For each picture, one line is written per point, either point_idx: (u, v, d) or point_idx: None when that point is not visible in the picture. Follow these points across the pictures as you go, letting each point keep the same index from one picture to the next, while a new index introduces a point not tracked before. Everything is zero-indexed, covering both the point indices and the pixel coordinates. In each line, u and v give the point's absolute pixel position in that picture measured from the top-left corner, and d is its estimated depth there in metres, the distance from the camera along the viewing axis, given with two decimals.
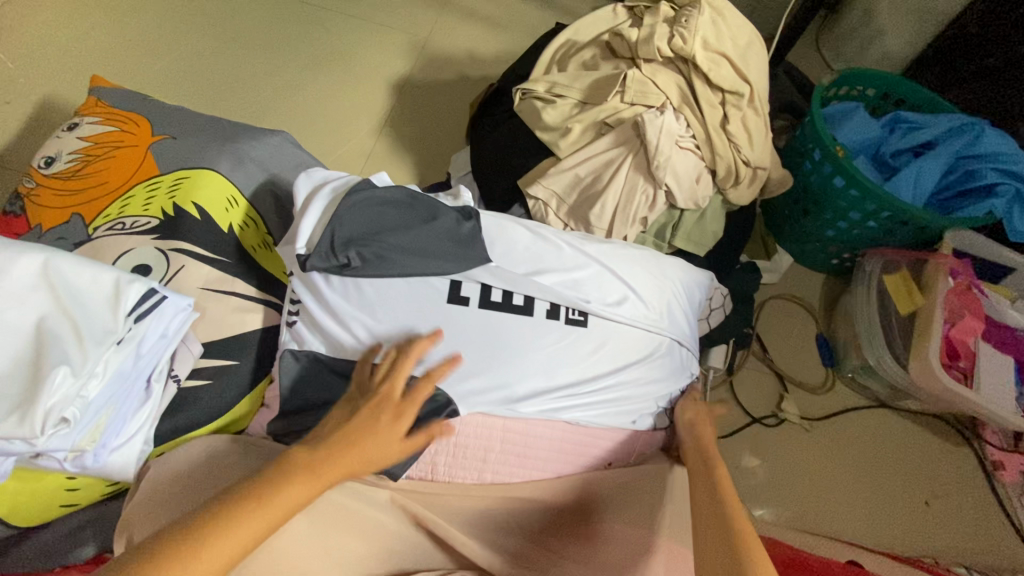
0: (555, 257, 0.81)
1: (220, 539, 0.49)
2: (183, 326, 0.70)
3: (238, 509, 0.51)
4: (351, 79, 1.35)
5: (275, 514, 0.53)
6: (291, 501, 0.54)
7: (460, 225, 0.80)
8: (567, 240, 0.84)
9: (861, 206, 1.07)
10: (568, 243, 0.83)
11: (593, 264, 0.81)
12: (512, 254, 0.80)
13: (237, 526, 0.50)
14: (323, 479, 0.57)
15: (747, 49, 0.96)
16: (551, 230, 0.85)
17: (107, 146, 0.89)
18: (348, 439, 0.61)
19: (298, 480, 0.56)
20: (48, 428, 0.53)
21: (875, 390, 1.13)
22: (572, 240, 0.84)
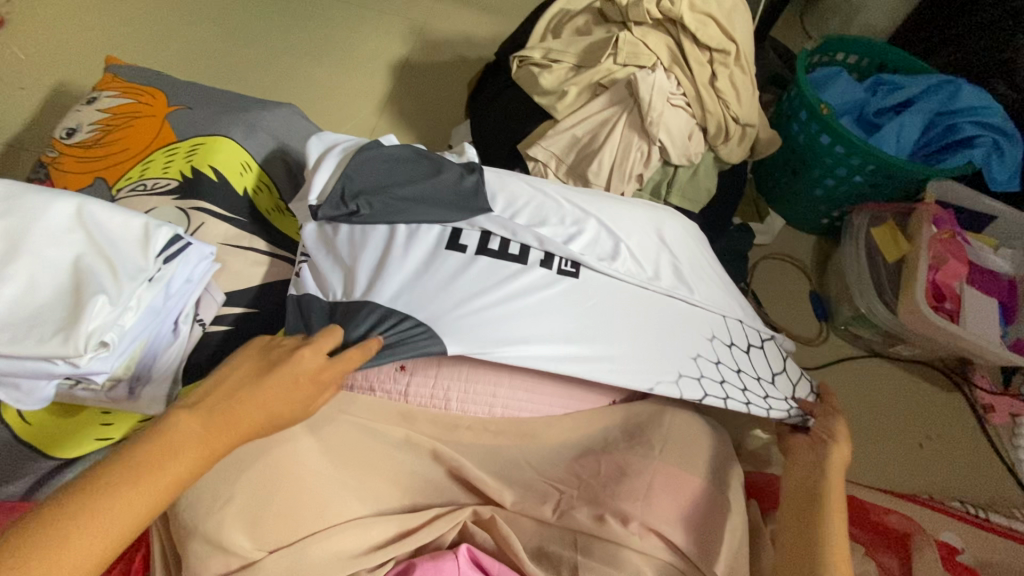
0: (554, 208, 0.85)
1: (95, 528, 0.41)
2: (206, 273, 0.74)
3: (124, 490, 0.43)
4: (352, 62, 1.40)
5: (164, 488, 0.45)
6: (175, 476, 0.46)
7: (462, 179, 0.84)
8: (567, 194, 0.88)
9: (846, 162, 1.12)
10: (567, 196, 0.88)
11: (591, 213, 0.86)
12: (514, 204, 0.84)
13: (115, 508, 0.42)
14: (213, 446, 0.49)
15: (733, 10, 1.00)
16: (551, 185, 0.90)
17: (125, 116, 0.93)
18: (240, 395, 0.52)
19: (178, 452, 0.47)
20: (89, 349, 0.57)
21: (868, 339, 1.17)
22: (571, 194, 0.88)
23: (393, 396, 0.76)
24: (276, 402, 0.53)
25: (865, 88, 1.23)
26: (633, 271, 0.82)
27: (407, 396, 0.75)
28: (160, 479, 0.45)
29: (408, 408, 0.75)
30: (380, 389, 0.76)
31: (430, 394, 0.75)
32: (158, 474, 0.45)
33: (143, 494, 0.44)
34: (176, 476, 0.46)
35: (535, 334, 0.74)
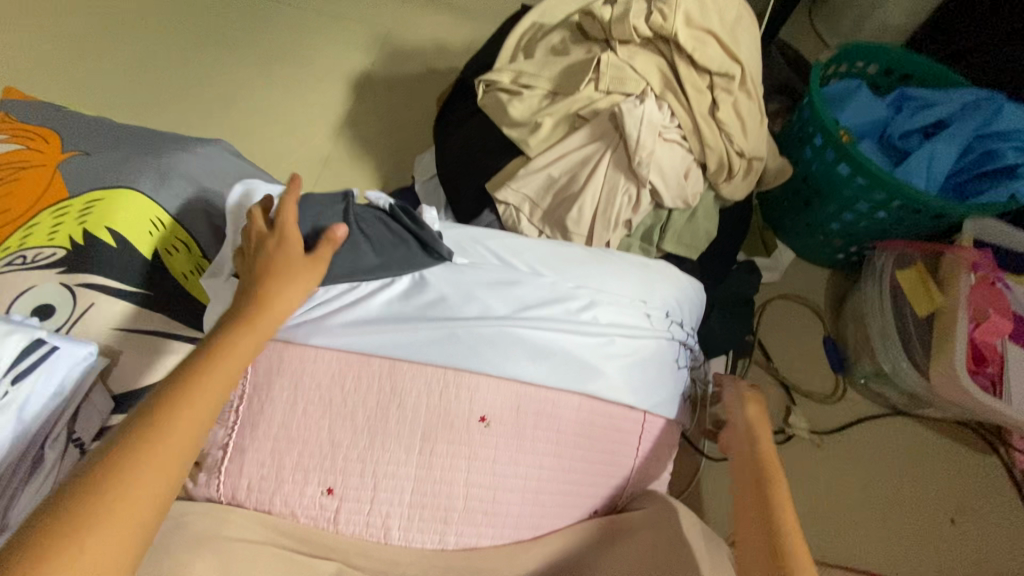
0: (524, 281, 0.71)
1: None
2: (84, 382, 0.60)
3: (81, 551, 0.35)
4: (306, 78, 1.24)
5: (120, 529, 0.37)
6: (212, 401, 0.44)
7: (412, 250, 0.71)
8: (539, 260, 0.74)
9: (868, 196, 0.96)
10: (538, 264, 0.74)
11: (568, 287, 0.72)
12: (473, 276, 0.70)
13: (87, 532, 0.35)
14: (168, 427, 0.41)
15: (737, 24, 0.84)
16: (521, 247, 0.75)
17: (10, 167, 0.78)
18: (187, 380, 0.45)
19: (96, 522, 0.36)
20: None
21: (892, 397, 1.02)
22: (544, 260, 0.74)
23: (321, 523, 0.62)
24: (296, 289, 0.56)
25: (888, 105, 1.07)
26: (616, 362, 0.69)
27: (337, 523, 0.62)
28: (192, 411, 0.43)
29: (338, 540, 0.62)
30: (304, 515, 0.62)
31: (366, 522, 0.62)
32: (231, 365, 0.47)
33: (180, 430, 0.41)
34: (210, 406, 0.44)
35: (492, 457, 0.63)
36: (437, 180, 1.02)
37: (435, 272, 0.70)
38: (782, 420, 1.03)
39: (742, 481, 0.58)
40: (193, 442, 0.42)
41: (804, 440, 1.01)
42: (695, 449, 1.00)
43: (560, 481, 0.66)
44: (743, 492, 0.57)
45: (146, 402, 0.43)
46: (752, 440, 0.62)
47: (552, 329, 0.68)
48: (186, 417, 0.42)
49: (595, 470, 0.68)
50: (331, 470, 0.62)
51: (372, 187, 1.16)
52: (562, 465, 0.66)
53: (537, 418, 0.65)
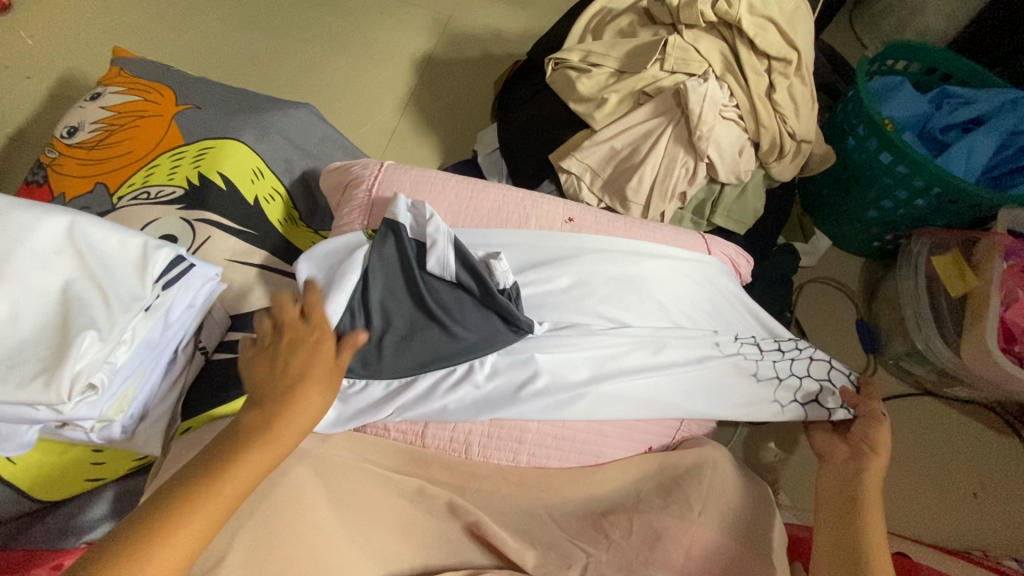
0: (602, 279, 0.74)
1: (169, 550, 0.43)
2: (209, 296, 0.67)
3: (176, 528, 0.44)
4: (373, 56, 1.32)
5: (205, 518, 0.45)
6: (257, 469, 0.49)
7: (494, 325, 0.68)
8: (618, 252, 0.76)
9: (908, 184, 1.02)
10: (618, 247, 0.76)
11: (642, 287, 0.75)
12: (553, 279, 0.73)
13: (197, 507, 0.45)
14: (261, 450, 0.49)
15: (795, 14, 0.91)
16: (604, 244, 0.76)
17: (130, 115, 0.86)
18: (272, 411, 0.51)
19: (196, 506, 0.45)
20: (75, 395, 0.51)
21: (921, 377, 1.08)
22: (623, 248, 0.77)
23: (410, 438, 0.70)
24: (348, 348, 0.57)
25: (929, 101, 1.12)
26: (679, 342, 0.73)
27: (424, 438, 0.70)
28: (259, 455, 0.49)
29: (425, 451, 0.70)
30: (395, 430, 0.70)
31: (449, 438, 0.70)
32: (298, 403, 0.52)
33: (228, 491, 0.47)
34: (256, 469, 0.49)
35: (565, 402, 0.69)
36: (500, 152, 1.08)
37: (514, 254, 0.75)
38: None
39: (830, 513, 0.68)
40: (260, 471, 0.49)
41: None
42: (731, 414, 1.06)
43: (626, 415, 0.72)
44: (830, 524, 0.67)
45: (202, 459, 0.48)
46: (856, 471, 0.69)
47: (620, 334, 0.72)
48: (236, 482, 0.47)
49: (654, 416, 0.73)
50: (419, 401, 0.68)
51: (432, 160, 1.24)
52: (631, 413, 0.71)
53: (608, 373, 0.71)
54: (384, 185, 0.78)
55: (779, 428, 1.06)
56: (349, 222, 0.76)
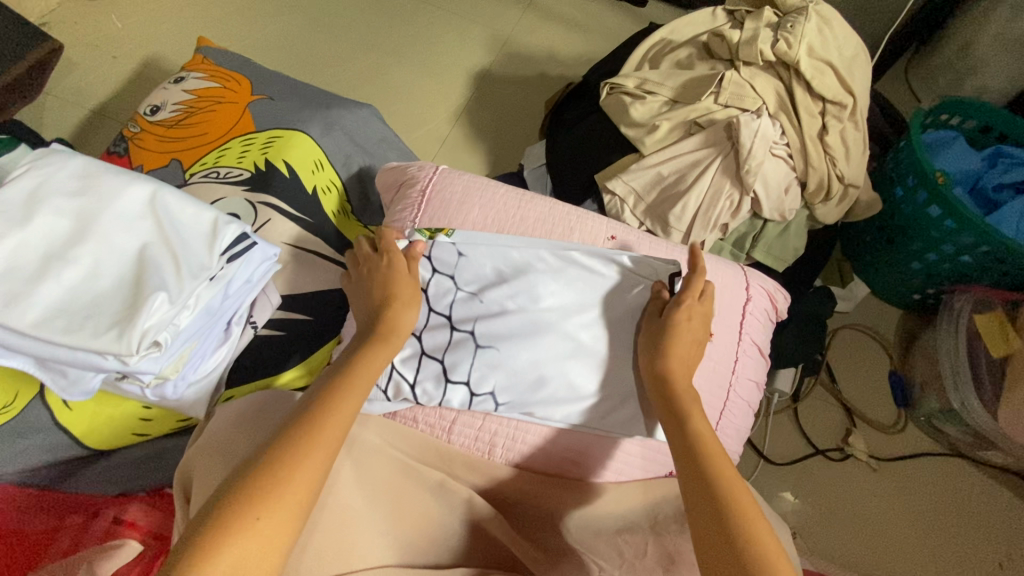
0: (547, 294, 0.72)
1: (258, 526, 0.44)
2: (265, 274, 0.71)
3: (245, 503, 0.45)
4: (433, 66, 1.38)
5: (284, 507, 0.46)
6: (317, 472, 0.48)
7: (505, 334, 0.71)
8: (562, 266, 0.74)
9: (955, 238, 1.00)
10: (569, 256, 0.75)
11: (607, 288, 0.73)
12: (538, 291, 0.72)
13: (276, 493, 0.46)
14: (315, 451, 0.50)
15: (853, 60, 0.93)
16: (552, 258, 0.74)
17: (208, 100, 0.92)
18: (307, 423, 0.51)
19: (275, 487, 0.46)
20: (142, 348, 0.54)
21: (953, 437, 1.05)
22: (578, 259, 0.74)
23: (436, 431, 0.72)
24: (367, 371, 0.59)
25: (983, 159, 1.11)
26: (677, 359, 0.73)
27: (450, 434, 0.72)
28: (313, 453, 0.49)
29: (449, 448, 0.71)
30: (423, 422, 0.73)
31: (474, 437, 0.71)
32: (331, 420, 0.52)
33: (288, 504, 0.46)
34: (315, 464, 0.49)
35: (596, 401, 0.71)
36: (546, 168, 1.11)
37: (461, 271, 0.73)
38: (841, 439, 1.07)
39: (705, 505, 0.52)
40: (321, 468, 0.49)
41: (860, 461, 1.05)
42: (752, 450, 1.05)
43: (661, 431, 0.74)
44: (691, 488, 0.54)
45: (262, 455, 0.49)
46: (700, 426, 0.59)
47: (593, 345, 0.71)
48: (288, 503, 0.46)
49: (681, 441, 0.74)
50: None
51: (478, 170, 1.28)
52: (596, 421, 0.71)
53: (570, 383, 0.70)
54: (438, 187, 0.82)
55: (801, 470, 1.04)
56: (404, 220, 0.81)
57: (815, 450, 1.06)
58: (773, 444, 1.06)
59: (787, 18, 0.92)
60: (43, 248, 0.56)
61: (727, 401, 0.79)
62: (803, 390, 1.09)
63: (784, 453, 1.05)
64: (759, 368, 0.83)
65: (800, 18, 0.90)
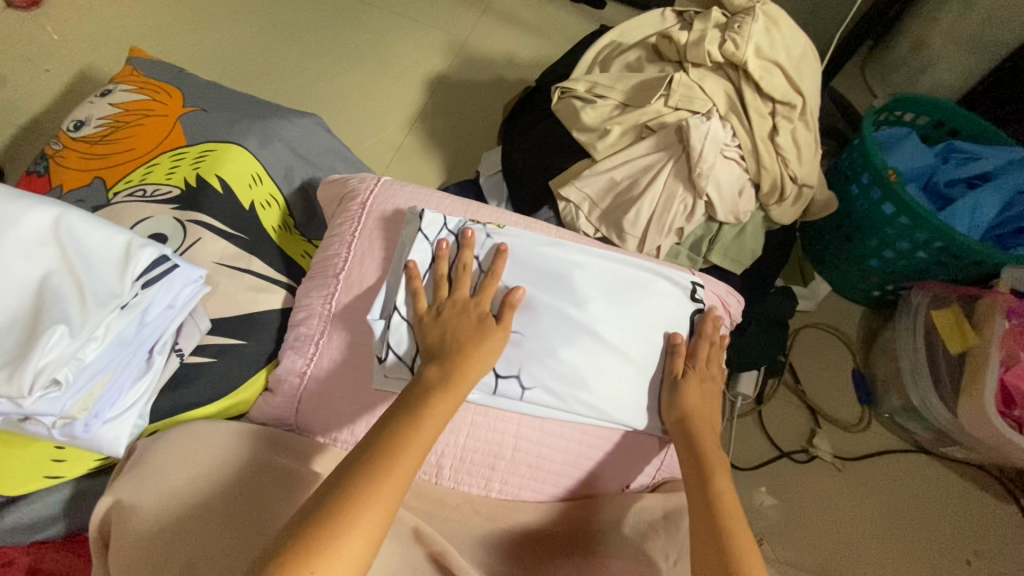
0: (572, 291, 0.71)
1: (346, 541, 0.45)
2: (191, 298, 0.66)
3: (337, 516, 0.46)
4: (386, 73, 1.34)
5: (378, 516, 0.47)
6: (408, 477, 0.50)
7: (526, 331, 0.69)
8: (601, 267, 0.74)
9: (910, 235, 1.00)
10: (613, 261, 0.75)
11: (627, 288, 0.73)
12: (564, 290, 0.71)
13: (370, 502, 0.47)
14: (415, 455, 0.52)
15: (801, 60, 0.92)
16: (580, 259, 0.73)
17: (137, 113, 0.87)
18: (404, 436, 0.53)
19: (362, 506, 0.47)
20: (37, 388, 0.49)
21: (916, 434, 1.05)
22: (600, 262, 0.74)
23: None
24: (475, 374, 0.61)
25: (936, 155, 1.12)
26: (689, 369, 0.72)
27: None
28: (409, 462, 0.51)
29: None
30: None
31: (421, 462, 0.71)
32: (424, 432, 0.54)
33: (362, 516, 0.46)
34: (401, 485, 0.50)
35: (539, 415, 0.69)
36: (502, 175, 1.08)
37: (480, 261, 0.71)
38: (806, 440, 1.06)
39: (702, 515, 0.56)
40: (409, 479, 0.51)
41: (826, 462, 1.04)
42: None
43: (615, 443, 0.72)
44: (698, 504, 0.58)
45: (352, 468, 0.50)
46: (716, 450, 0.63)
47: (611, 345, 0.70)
48: (372, 513, 0.47)
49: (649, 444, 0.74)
50: None
51: (435, 178, 1.24)
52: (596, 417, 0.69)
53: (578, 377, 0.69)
54: (379, 201, 0.78)
55: (769, 475, 1.02)
56: (342, 235, 0.77)
57: (782, 453, 1.04)
58: (738, 448, 1.04)
59: (734, 19, 0.91)
60: None
61: None
62: (767, 392, 1.08)
63: (751, 458, 1.03)
64: None
65: (746, 19, 0.89)
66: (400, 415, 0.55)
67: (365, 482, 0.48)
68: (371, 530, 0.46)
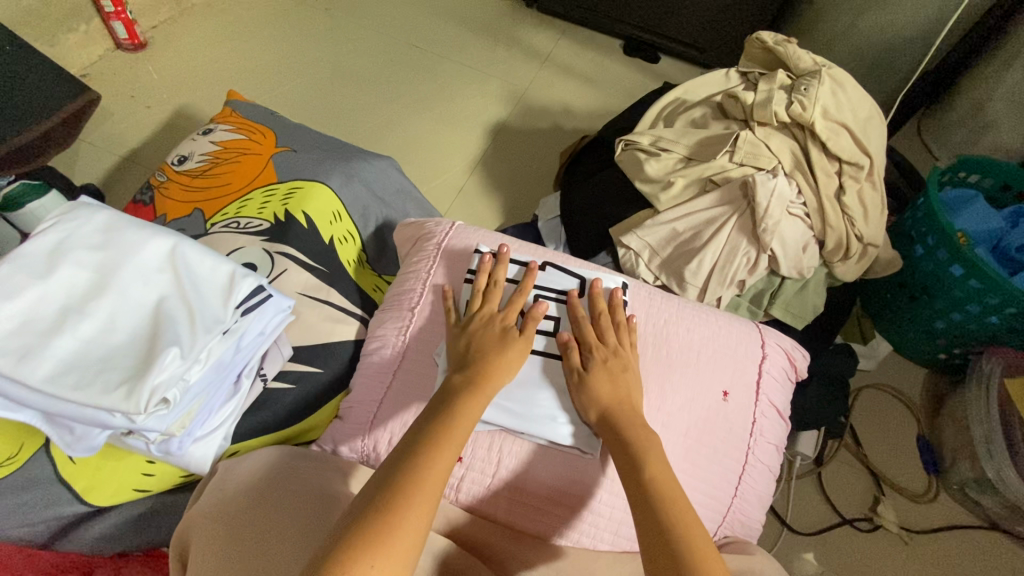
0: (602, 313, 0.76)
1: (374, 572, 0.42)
2: (279, 327, 0.70)
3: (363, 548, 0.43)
4: (451, 118, 1.42)
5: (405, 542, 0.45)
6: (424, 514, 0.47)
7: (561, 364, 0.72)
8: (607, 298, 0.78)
9: (981, 299, 0.98)
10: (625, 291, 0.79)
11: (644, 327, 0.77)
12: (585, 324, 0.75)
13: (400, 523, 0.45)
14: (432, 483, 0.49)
15: (867, 122, 0.94)
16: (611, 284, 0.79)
17: (234, 152, 0.95)
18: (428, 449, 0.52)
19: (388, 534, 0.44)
20: (150, 406, 0.53)
21: (989, 508, 0.99)
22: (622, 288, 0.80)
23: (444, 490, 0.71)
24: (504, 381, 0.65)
25: (1005, 218, 1.10)
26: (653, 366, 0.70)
27: (458, 492, 0.70)
28: (434, 474, 0.50)
29: (456, 508, 0.69)
30: None
31: (485, 498, 0.70)
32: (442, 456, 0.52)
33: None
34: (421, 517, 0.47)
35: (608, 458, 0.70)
36: (561, 220, 1.12)
37: (511, 287, 0.76)
38: (869, 508, 1.01)
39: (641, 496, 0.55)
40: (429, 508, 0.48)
41: (891, 533, 0.98)
42: (776, 516, 0.99)
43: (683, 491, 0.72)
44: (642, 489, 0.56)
45: (374, 492, 0.48)
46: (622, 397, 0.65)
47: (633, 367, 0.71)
48: (407, 526, 0.45)
49: (709, 497, 0.73)
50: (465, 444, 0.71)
51: (493, 219, 1.29)
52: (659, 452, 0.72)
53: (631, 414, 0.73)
54: (454, 241, 0.82)
55: (830, 541, 0.97)
56: (418, 272, 0.80)
57: (842, 519, 1.00)
58: (797, 511, 1.00)
59: (801, 81, 0.94)
60: (61, 303, 0.56)
61: (746, 466, 0.76)
62: (826, 453, 1.04)
63: (810, 522, 0.99)
64: (778, 432, 0.80)
65: (813, 81, 0.92)
66: (430, 434, 0.54)
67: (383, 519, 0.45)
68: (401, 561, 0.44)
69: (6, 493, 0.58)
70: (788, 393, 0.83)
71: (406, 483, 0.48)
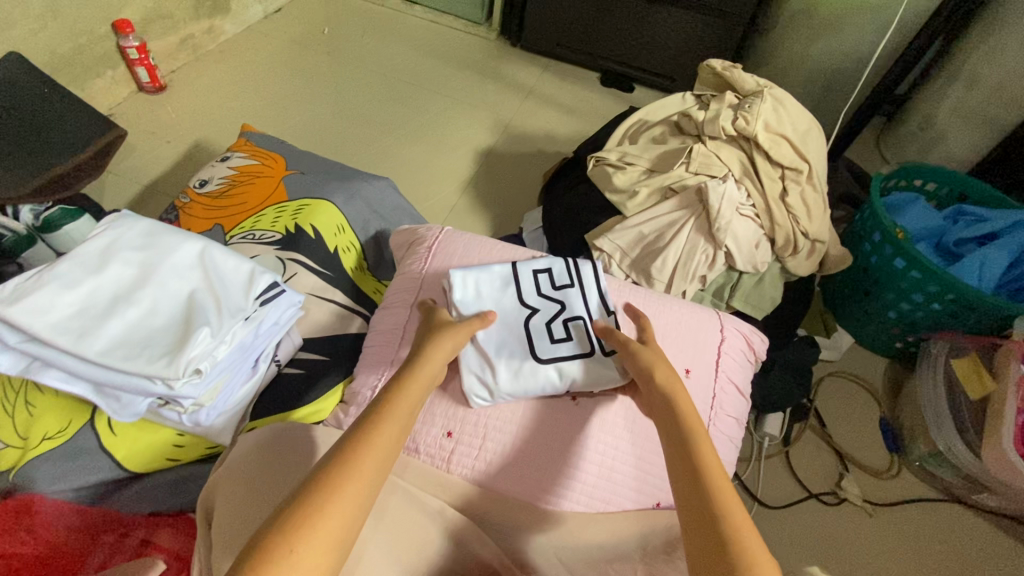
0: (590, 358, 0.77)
1: (322, 522, 0.42)
2: (292, 320, 0.80)
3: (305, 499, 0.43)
4: (444, 145, 1.56)
5: (349, 499, 0.44)
6: (371, 470, 0.47)
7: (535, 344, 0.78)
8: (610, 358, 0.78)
9: (923, 288, 1.08)
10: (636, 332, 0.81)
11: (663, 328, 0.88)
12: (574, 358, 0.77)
13: (342, 480, 0.44)
14: (381, 443, 0.49)
15: (806, 133, 1.06)
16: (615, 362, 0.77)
17: (249, 175, 1.07)
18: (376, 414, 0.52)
19: (336, 486, 0.44)
20: (186, 374, 0.63)
21: (947, 481, 1.07)
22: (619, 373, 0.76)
23: (437, 462, 0.75)
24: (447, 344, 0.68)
25: (945, 217, 1.21)
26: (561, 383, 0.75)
27: (450, 463, 0.75)
28: (381, 434, 0.50)
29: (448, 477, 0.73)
30: (425, 453, 0.76)
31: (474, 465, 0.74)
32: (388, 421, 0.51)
33: (349, 486, 0.44)
34: (369, 475, 0.47)
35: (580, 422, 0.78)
36: (543, 230, 1.23)
37: (575, 302, 0.83)
38: (834, 483, 1.09)
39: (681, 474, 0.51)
40: (377, 469, 0.47)
41: (856, 506, 1.06)
42: (748, 494, 1.07)
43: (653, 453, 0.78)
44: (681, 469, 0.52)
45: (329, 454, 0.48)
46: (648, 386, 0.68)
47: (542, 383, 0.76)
48: (353, 482, 0.45)
49: None
50: (454, 417, 0.77)
51: (483, 233, 1.40)
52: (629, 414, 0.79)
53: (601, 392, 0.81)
54: (443, 244, 0.93)
55: (800, 515, 1.05)
56: (411, 271, 0.91)
57: (810, 494, 1.07)
58: (767, 487, 1.07)
59: (745, 100, 1.07)
60: (112, 294, 0.67)
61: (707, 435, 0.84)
62: (792, 435, 1.13)
63: (780, 498, 1.06)
64: (739, 406, 0.89)
65: (756, 100, 1.05)
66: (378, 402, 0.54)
67: (327, 476, 0.44)
68: (344, 517, 0.43)
69: (53, 461, 0.68)
70: (746, 372, 0.93)
71: (351, 444, 0.48)
